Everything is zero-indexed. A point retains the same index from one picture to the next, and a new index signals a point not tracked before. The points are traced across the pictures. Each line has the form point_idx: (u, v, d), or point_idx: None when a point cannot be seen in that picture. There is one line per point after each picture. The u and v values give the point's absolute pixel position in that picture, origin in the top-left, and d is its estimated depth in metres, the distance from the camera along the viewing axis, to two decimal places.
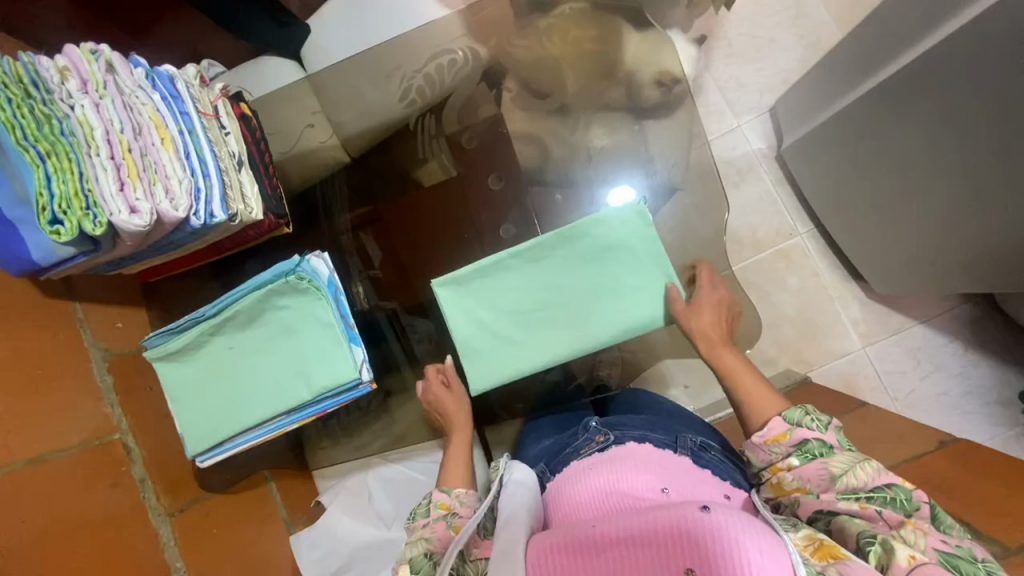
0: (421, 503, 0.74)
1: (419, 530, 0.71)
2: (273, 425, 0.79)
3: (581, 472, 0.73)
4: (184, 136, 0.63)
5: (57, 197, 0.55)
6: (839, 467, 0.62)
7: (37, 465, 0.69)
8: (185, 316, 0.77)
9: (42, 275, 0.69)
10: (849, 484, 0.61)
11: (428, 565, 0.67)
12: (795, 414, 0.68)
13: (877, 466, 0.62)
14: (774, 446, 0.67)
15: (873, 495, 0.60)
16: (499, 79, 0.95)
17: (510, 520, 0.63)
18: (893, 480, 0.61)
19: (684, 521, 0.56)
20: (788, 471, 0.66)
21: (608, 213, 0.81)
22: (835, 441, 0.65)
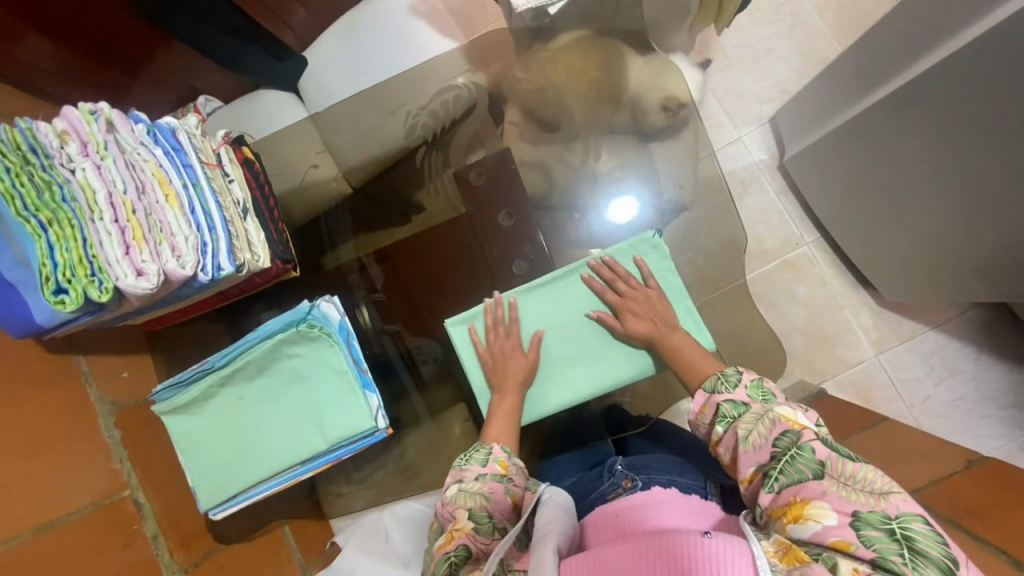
0: (480, 451, 0.76)
1: (476, 483, 0.72)
2: (288, 475, 0.77)
3: (608, 516, 0.71)
4: (188, 190, 0.61)
5: (61, 266, 0.54)
6: (744, 429, 0.67)
7: (45, 533, 0.67)
8: (191, 367, 0.75)
9: (46, 334, 0.68)
10: (756, 442, 0.65)
11: (489, 523, 0.68)
12: (710, 382, 0.73)
13: (772, 417, 0.65)
14: (702, 417, 0.72)
15: (779, 459, 0.62)
16: (502, 109, 0.94)
17: (547, 538, 0.60)
18: (784, 425, 0.64)
19: (683, 548, 0.52)
20: (720, 442, 0.69)
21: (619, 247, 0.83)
22: (743, 396, 0.70)
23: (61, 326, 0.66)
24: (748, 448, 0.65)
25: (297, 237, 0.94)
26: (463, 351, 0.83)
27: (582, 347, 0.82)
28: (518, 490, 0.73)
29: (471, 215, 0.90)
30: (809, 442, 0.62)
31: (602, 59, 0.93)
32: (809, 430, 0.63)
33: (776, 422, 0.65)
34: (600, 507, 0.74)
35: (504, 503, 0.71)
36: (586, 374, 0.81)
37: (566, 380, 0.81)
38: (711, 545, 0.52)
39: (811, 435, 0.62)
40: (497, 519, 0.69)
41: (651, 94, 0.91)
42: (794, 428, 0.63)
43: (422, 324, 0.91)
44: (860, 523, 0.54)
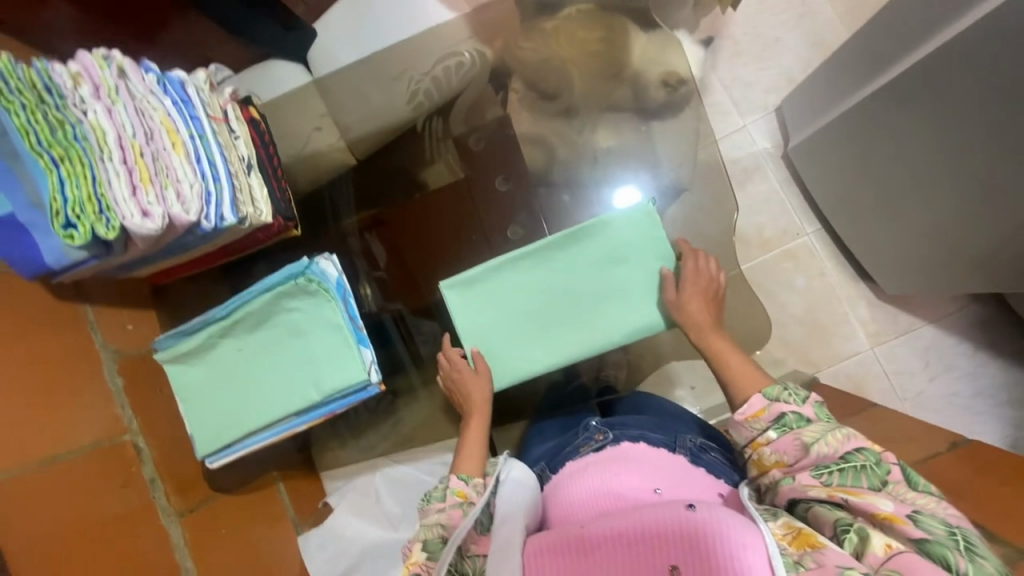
0: (438, 487, 0.77)
1: (435, 515, 0.74)
2: (282, 427, 0.79)
3: (579, 470, 0.79)
4: (195, 141, 0.64)
5: (70, 202, 0.55)
6: (811, 437, 0.67)
7: (49, 466, 0.70)
8: (192, 319, 0.78)
9: (56, 277, 0.71)
10: (821, 453, 0.66)
11: (442, 549, 0.71)
12: (773, 390, 0.73)
13: (845, 433, 0.67)
14: (754, 422, 0.73)
15: (845, 465, 0.64)
16: (505, 81, 0.95)
17: (510, 519, 0.69)
18: (860, 443, 0.66)
19: (676, 530, 0.60)
20: (767, 445, 0.71)
21: (615, 215, 0.83)
22: (809, 411, 0.70)
23: (70, 269, 0.68)
24: (812, 454, 0.67)
25: (301, 201, 0.97)
26: (456, 314, 0.85)
27: (585, 309, 0.83)
28: (477, 512, 0.74)
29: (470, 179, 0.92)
30: (887, 462, 0.64)
31: (606, 35, 0.94)
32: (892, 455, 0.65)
33: (848, 437, 0.67)
34: (570, 464, 0.82)
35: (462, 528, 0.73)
36: (607, 326, 0.83)
37: (558, 343, 0.84)
38: (695, 515, 0.61)
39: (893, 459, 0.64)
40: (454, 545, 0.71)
41: (652, 69, 0.92)
42: (873, 448, 0.65)
43: (416, 291, 0.94)
44: (917, 518, 0.58)
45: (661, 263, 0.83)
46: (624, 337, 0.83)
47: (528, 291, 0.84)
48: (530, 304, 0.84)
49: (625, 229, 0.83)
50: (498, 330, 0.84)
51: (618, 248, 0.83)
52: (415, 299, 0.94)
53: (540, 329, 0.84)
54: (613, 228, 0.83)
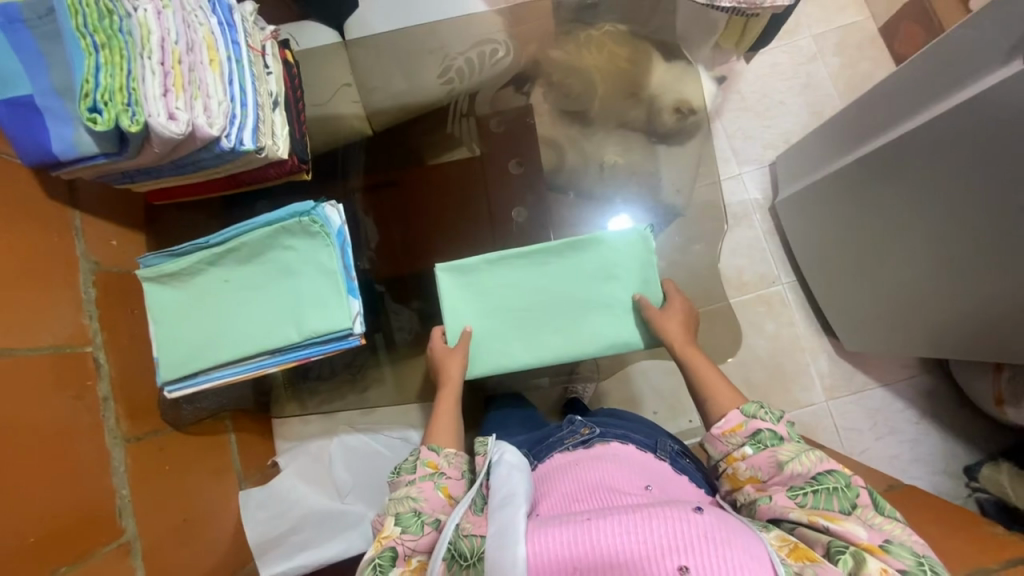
0: (409, 460, 0.79)
1: (406, 487, 0.75)
2: (254, 364, 0.78)
3: (568, 464, 0.82)
4: (231, 64, 0.67)
5: (101, 88, 0.55)
6: (785, 455, 0.71)
7: (4, 356, 0.67)
8: (187, 241, 0.77)
9: (56, 171, 0.70)
10: (795, 471, 0.70)
11: (416, 522, 0.71)
12: (751, 408, 0.77)
13: (819, 455, 0.71)
14: (730, 437, 0.77)
15: (818, 488, 0.68)
16: (531, 81, 1.01)
17: (512, 503, 0.62)
18: (831, 465, 0.70)
19: (686, 528, 0.57)
20: (742, 460, 0.74)
21: (614, 234, 0.87)
22: (783, 431, 0.74)
23: (74, 164, 0.68)
24: (788, 473, 0.70)
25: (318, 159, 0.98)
26: (445, 295, 0.87)
27: (566, 315, 0.87)
28: (450, 482, 0.77)
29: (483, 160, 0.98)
30: (857, 485, 0.68)
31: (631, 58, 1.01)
32: (860, 480, 0.69)
33: (821, 460, 0.70)
34: (557, 456, 0.86)
35: (436, 499, 0.74)
36: (584, 338, 0.86)
37: (536, 342, 0.87)
38: (704, 521, 0.58)
39: (860, 482, 0.68)
40: (427, 516, 0.72)
41: (668, 93, 0.94)
42: (844, 471, 0.69)
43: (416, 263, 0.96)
44: (891, 549, 0.61)
45: (639, 289, 0.87)
46: (598, 352, 0.87)
47: (514, 288, 0.87)
48: (516, 299, 0.87)
49: (622, 249, 0.87)
50: (480, 317, 0.87)
51: (610, 265, 0.87)
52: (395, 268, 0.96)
53: (520, 324, 0.87)
54: (611, 248, 0.87)
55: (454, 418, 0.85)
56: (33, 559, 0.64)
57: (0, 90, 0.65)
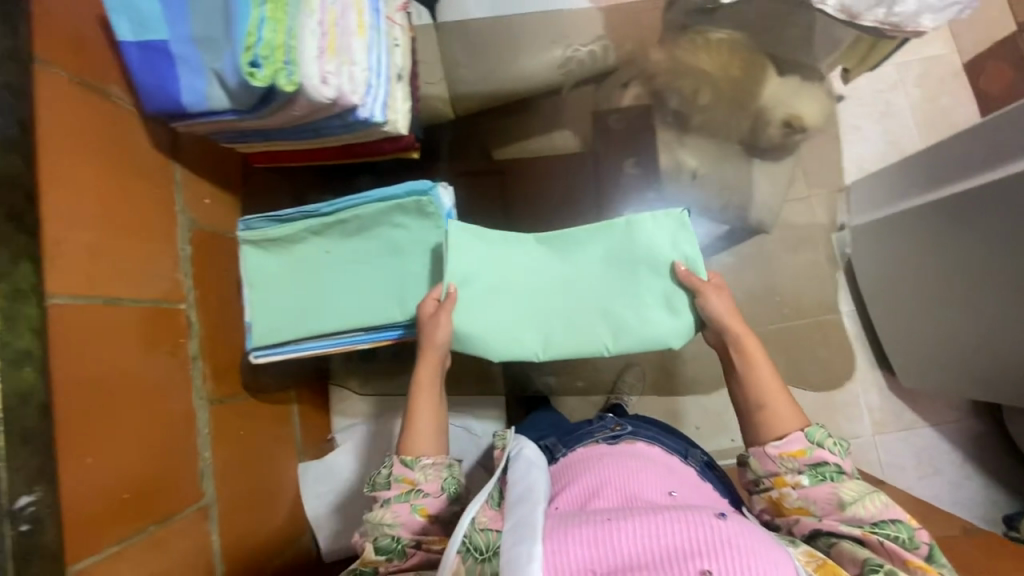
0: (382, 474, 0.72)
1: (383, 509, 0.69)
2: (347, 339, 0.77)
3: (591, 459, 0.80)
4: (374, 33, 0.65)
5: (264, 42, 0.53)
6: (849, 494, 0.64)
7: (110, 305, 0.65)
8: (295, 208, 0.76)
9: (178, 123, 0.68)
10: (856, 513, 0.63)
11: (397, 547, 0.67)
12: (817, 433, 0.68)
13: (885, 500, 0.64)
14: (789, 460, 0.67)
15: (876, 531, 0.62)
16: (626, 81, 0.99)
17: (534, 500, 0.61)
18: (898, 514, 0.63)
19: (706, 534, 0.55)
20: (795, 487, 0.66)
21: (648, 216, 0.76)
22: (847, 467, 0.66)
23: (199, 118, 0.66)
24: (847, 508, 0.63)
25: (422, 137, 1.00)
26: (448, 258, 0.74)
27: (573, 307, 0.77)
28: (428, 501, 0.70)
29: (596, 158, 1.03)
30: (921, 539, 0.61)
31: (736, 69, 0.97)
32: (926, 534, 0.62)
33: (888, 506, 0.64)
34: (580, 451, 0.85)
35: (414, 520, 0.69)
36: (626, 334, 0.76)
37: (564, 337, 0.76)
38: (731, 528, 0.56)
39: (926, 536, 0.62)
40: (406, 541, 0.68)
41: (778, 108, 0.90)
42: (911, 524, 0.62)
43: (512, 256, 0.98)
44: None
45: (677, 257, 0.75)
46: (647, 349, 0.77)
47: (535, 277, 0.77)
48: (527, 286, 0.77)
49: (655, 231, 0.76)
50: (498, 313, 0.76)
51: (640, 246, 0.76)
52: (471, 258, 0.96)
53: (552, 325, 0.77)
54: (640, 230, 0.76)
55: (435, 411, 0.74)
56: (124, 516, 0.62)
57: (136, 32, 0.62)
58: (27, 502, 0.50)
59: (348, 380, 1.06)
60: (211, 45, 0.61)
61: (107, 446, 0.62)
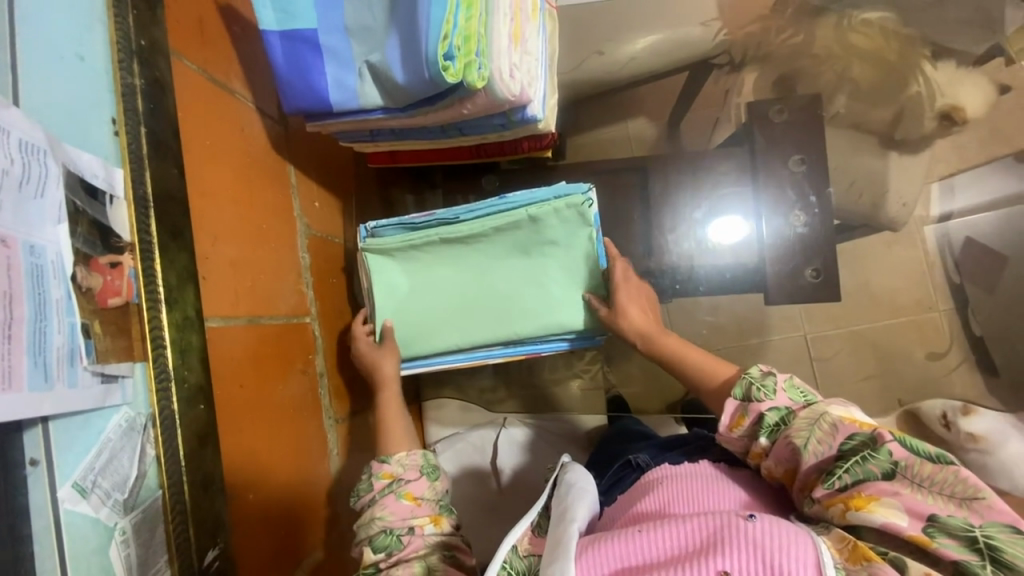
0: (364, 478, 0.63)
1: (369, 510, 0.60)
2: (474, 354, 0.76)
3: (648, 483, 0.58)
4: (540, 21, 0.60)
5: (458, 31, 0.47)
6: (801, 439, 0.46)
7: (254, 327, 0.59)
8: (427, 213, 0.71)
9: (312, 123, 0.61)
10: (819, 459, 0.45)
11: (390, 539, 0.57)
12: (738, 387, 0.52)
13: (832, 420, 0.46)
14: (739, 430, 0.51)
15: (847, 467, 0.43)
16: (742, 62, 0.87)
17: (567, 517, 0.47)
18: (851, 428, 0.44)
19: (728, 534, 0.41)
20: (768, 455, 0.49)
21: (541, 200, 0.69)
22: (787, 403, 0.49)
23: (342, 116, 0.59)
24: (810, 461, 0.45)
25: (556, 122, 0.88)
26: (374, 277, 0.73)
27: (489, 308, 0.73)
28: (413, 485, 0.61)
29: (753, 149, 0.81)
30: (884, 442, 0.43)
31: (901, 46, 0.81)
32: (886, 430, 0.44)
33: (840, 422, 0.45)
34: (641, 475, 0.62)
35: (402, 509, 0.59)
36: (531, 323, 0.73)
37: (471, 329, 0.73)
38: (759, 529, 0.41)
39: (888, 434, 0.43)
40: (399, 530, 0.57)
41: (936, 99, 0.80)
42: (865, 430, 0.44)
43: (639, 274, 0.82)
44: (989, 541, 0.38)
45: (584, 254, 0.72)
46: (549, 339, 0.75)
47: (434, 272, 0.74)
48: (467, 283, 0.74)
49: (558, 221, 0.70)
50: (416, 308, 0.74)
51: (561, 241, 0.72)
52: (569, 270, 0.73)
53: (471, 319, 0.73)
54: (546, 222, 0.70)
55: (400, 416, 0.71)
56: (267, 556, 0.57)
57: (280, 20, 0.55)
58: (213, 557, 0.44)
59: (445, 389, 0.97)
60: (366, 34, 0.54)
61: (257, 480, 0.57)
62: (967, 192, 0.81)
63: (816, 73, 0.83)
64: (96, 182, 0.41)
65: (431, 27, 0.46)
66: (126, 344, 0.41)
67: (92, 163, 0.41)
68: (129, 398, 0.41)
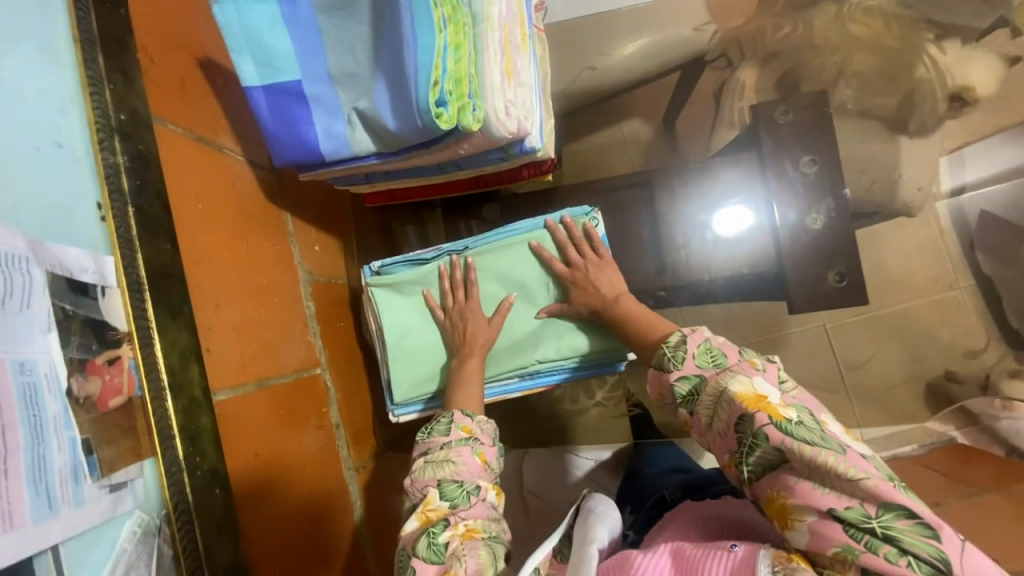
0: (440, 421, 0.61)
1: (440, 454, 0.57)
2: (495, 389, 0.72)
3: (670, 522, 0.57)
4: (530, 47, 0.58)
5: (448, 75, 0.44)
6: (705, 412, 0.48)
7: (264, 390, 0.57)
8: (435, 248, 0.70)
9: (304, 173, 0.59)
10: (721, 432, 0.46)
11: (461, 492, 0.55)
12: (655, 356, 0.53)
13: (728, 398, 0.46)
14: (663, 398, 0.53)
15: (743, 450, 0.44)
16: (738, 59, 0.84)
17: (587, 537, 0.48)
18: (740, 406, 0.45)
19: (703, 557, 0.42)
20: (689, 425, 0.50)
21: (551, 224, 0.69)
22: (696, 371, 0.50)
23: (335, 165, 0.57)
24: (714, 435, 0.47)
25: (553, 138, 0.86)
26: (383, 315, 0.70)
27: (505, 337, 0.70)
28: (487, 449, 0.59)
29: (760, 150, 0.78)
30: (760, 426, 0.43)
31: (903, 29, 0.78)
32: (764, 412, 0.44)
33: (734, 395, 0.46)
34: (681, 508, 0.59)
35: (473, 466, 0.57)
36: (547, 349, 0.70)
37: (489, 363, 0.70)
38: (733, 555, 0.41)
39: (764, 416, 0.44)
40: (469, 486, 0.55)
41: (946, 81, 0.77)
42: (749, 410, 0.44)
43: (652, 288, 0.80)
44: (887, 532, 0.38)
45: None
46: (566, 364, 0.71)
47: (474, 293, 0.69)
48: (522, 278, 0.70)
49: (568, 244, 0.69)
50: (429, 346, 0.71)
51: None
52: (591, 294, 0.68)
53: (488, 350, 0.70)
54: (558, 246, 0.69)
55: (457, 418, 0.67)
56: None
57: (262, 74, 0.53)
58: None
59: None
60: (352, 81, 0.52)
61: (282, 551, 0.55)
62: (979, 164, 0.77)
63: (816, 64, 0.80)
64: (86, 277, 0.39)
65: (420, 73, 0.44)
66: (132, 444, 0.39)
67: (80, 256, 0.39)
68: (141, 501, 0.40)
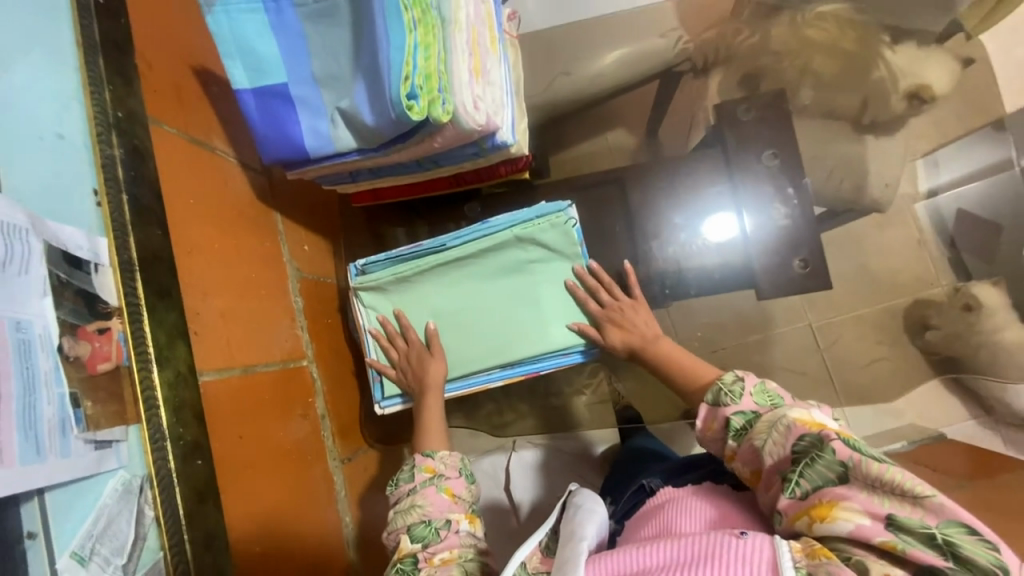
0: (405, 469, 0.63)
1: (408, 499, 0.60)
2: (477, 379, 0.74)
3: (650, 512, 0.59)
4: (501, 51, 0.63)
5: (418, 71, 0.49)
6: (760, 437, 0.50)
7: (250, 376, 0.60)
8: (416, 245, 0.72)
9: (291, 171, 0.63)
10: (777, 460, 0.48)
11: (428, 531, 0.57)
12: (710, 394, 0.56)
13: (787, 422, 0.49)
14: (713, 434, 0.55)
15: (800, 467, 0.45)
16: (704, 66, 0.90)
17: (575, 535, 0.48)
18: (802, 428, 0.48)
19: (715, 549, 0.42)
20: (738, 457, 0.52)
21: (525, 215, 0.71)
22: (753, 406, 0.53)
23: (320, 162, 0.60)
24: (768, 459, 0.49)
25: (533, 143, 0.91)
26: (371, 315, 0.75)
27: (487, 329, 0.74)
28: (453, 482, 0.62)
29: (725, 150, 0.82)
30: (828, 442, 0.45)
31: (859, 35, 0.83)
32: (832, 431, 0.46)
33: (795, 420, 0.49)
34: (647, 501, 0.62)
35: (442, 503, 0.59)
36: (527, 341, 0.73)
37: (459, 357, 0.74)
38: (748, 545, 0.42)
39: (833, 434, 0.46)
40: (437, 523, 0.57)
41: (901, 80, 0.79)
42: (812, 431, 0.47)
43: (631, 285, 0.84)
44: (948, 539, 0.39)
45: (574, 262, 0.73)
46: (550, 355, 0.74)
47: (411, 334, 0.73)
48: (495, 271, 0.73)
49: (545, 236, 0.71)
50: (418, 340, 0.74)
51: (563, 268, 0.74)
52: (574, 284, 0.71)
53: (469, 341, 0.74)
54: (535, 239, 0.71)
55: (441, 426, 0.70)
56: None
57: (251, 77, 0.57)
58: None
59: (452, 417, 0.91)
60: (335, 83, 0.56)
61: (263, 532, 0.57)
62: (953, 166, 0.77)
63: (777, 69, 0.85)
64: (81, 253, 0.43)
65: (392, 70, 0.48)
66: (118, 409, 0.43)
67: (75, 235, 0.43)
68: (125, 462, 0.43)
